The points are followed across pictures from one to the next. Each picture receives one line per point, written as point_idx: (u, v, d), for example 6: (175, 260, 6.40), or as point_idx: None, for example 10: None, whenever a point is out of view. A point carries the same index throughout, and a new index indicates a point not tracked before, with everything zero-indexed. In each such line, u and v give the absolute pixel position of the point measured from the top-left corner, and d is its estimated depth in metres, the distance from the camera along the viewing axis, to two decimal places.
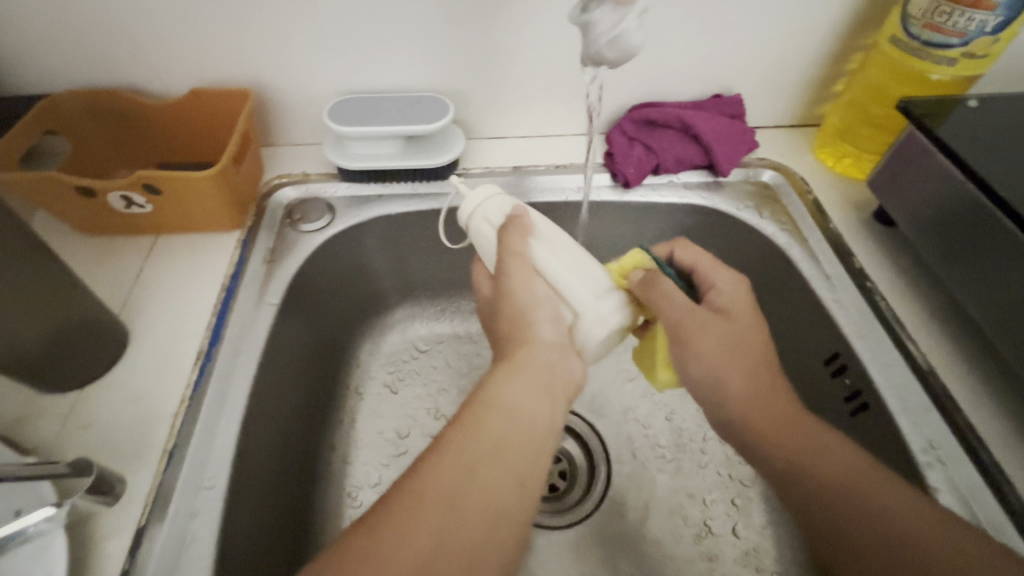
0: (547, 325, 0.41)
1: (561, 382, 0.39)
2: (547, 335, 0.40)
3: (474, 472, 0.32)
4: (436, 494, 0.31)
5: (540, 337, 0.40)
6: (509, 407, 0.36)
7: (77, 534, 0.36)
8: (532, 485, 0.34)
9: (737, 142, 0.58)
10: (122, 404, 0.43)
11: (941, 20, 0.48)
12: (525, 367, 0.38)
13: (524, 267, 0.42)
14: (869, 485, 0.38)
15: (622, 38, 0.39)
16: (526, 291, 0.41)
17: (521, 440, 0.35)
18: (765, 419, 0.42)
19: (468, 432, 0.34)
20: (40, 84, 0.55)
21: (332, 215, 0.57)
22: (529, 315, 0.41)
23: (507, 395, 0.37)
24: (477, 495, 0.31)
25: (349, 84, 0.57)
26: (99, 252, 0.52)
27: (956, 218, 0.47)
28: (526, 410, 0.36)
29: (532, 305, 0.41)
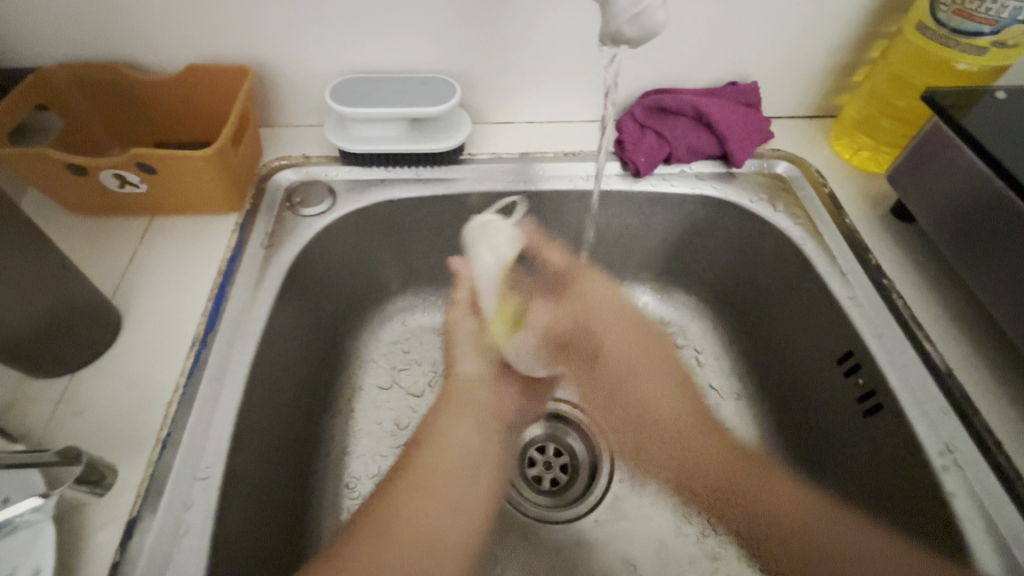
0: (469, 362, 0.60)
1: (501, 417, 0.58)
2: (463, 365, 0.60)
3: (417, 517, 0.48)
4: (420, 521, 0.48)
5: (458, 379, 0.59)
6: (443, 443, 0.54)
7: (68, 523, 0.35)
8: (478, 486, 0.53)
9: (752, 132, 0.57)
10: (114, 391, 0.41)
11: (974, 6, 0.46)
12: (460, 410, 0.57)
13: (468, 335, 0.61)
14: (813, 521, 0.51)
15: (645, 14, 0.37)
16: (461, 390, 0.58)
17: (451, 470, 0.52)
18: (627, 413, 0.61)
19: (414, 475, 0.51)
20: (31, 56, 0.53)
21: (333, 199, 0.55)
22: (458, 352, 0.61)
23: (444, 436, 0.55)
24: (402, 544, 0.46)
25: (353, 64, 0.55)
26: (92, 233, 0.50)
27: (981, 215, 0.45)
28: (465, 445, 0.55)
29: (455, 343, 0.61)
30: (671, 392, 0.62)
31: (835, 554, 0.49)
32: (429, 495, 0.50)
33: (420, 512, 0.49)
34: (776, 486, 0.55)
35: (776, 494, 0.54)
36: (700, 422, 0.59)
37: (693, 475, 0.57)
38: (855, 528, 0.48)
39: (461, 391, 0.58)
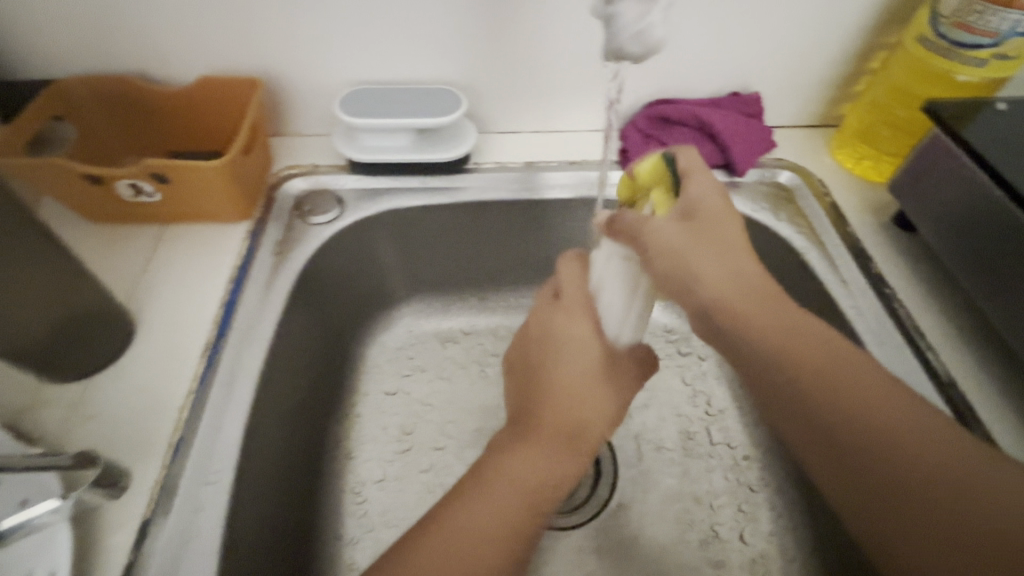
0: (567, 327, 0.47)
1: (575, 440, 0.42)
2: (567, 365, 0.45)
3: (476, 545, 0.36)
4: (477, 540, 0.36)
5: (549, 327, 0.48)
6: (512, 470, 0.40)
7: (82, 525, 0.36)
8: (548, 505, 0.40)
9: (755, 141, 0.57)
10: (127, 396, 0.42)
11: (972, 19, 0.46)
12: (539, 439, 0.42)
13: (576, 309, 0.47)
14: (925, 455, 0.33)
15: (648, 31, 0.37)
16: (570, 333, 0.46)
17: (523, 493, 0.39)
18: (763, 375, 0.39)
19: (489, 492, 0.39)
20: (50, 69, 0.54)
21: (342, 207, 0.56)
22: (551, 350, 0.46)
23: (510, 467, 0.40)
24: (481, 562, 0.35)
25: (362, 76, 0.56)
26: (107, 241, 0.51)
27: (982, 225, 0.45)
28: (539, 471, 0.40)
29: (561, 343, 0.46)
30: (675, 399, 0.62)
31: (949, 508, 0.32)
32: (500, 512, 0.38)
33: (464, 509, 0.38)
34: (892, 401, 0.36)
35: (907, 405, 0.36)
36: (800, 364, 0.38)
37: (789, 422, 0.38)
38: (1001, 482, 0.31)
39: (551, 399, 0.43)
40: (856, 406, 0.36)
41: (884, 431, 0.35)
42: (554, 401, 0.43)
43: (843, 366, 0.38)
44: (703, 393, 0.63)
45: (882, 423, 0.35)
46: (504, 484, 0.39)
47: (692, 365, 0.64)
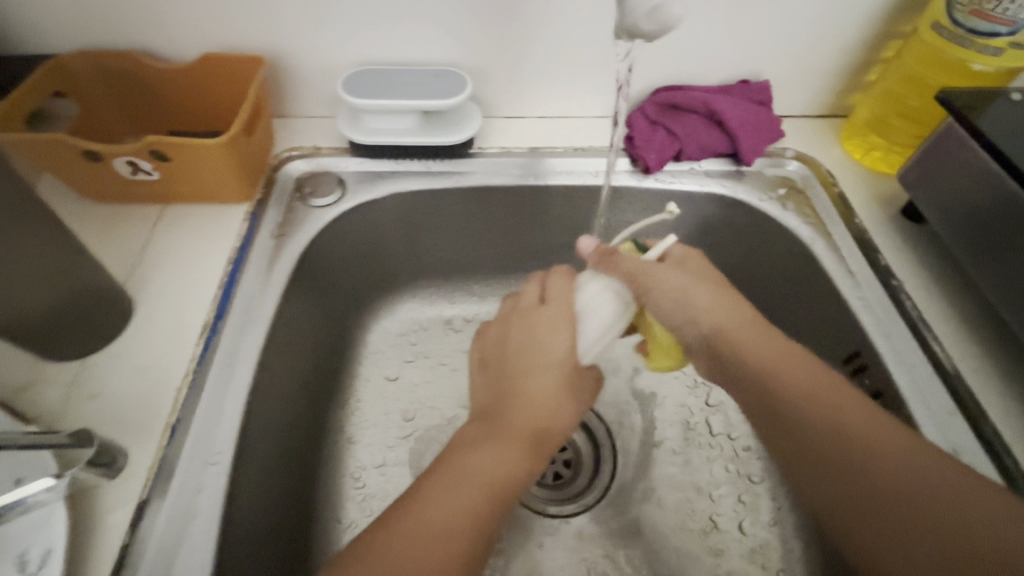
0: (546, 335, 0.41)
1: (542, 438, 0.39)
2: (537, 374, 0.40)
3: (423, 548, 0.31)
4: (415, 550, 0.31)
5: (539, 339, 0.42)
6: (462, 470, 0.36)
7: (80, 505, 0.36)
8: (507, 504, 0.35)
9: (764, 130, 0.56)
10: (126, 376, 0.42)
11: (990, 7, 0.46)
12: (490, 436, 0.38)
13: (563, 288, 0.44)
14: (863, 444, 0.35)
15: (663, 8, 0.36)
16: (541, 335, 0.42)
17: (476, 489, 0.35)
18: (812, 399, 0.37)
19: (445, 482, 0.35)
20: (48, 44, 0.53)
21: (344, 190, 0.56)
22: (530, 355, 0.41)
23: (465, 462, 0.36)
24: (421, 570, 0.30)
25: (366, 57, 0.55)
26: (105, 220, 0.50)
27: (995, 217, 0.45)
28: (486, 470, 0.36)
29: (529, 347, 0.42)
30: (677, 388, 0.62)
31: (888, 478, 0.33)
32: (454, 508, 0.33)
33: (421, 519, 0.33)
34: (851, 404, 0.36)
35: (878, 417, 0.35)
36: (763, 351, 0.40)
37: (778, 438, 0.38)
38: (912, 451, 0.34)
39: (516, 404, 0.39)
40: (823, 415, 0.36)
41: (901, 477, 0.33)
42: (524, 399, 0.40)
43: (865, 433, 0.35)
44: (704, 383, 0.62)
45: (833, 431, 0.36)
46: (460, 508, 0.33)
47: None
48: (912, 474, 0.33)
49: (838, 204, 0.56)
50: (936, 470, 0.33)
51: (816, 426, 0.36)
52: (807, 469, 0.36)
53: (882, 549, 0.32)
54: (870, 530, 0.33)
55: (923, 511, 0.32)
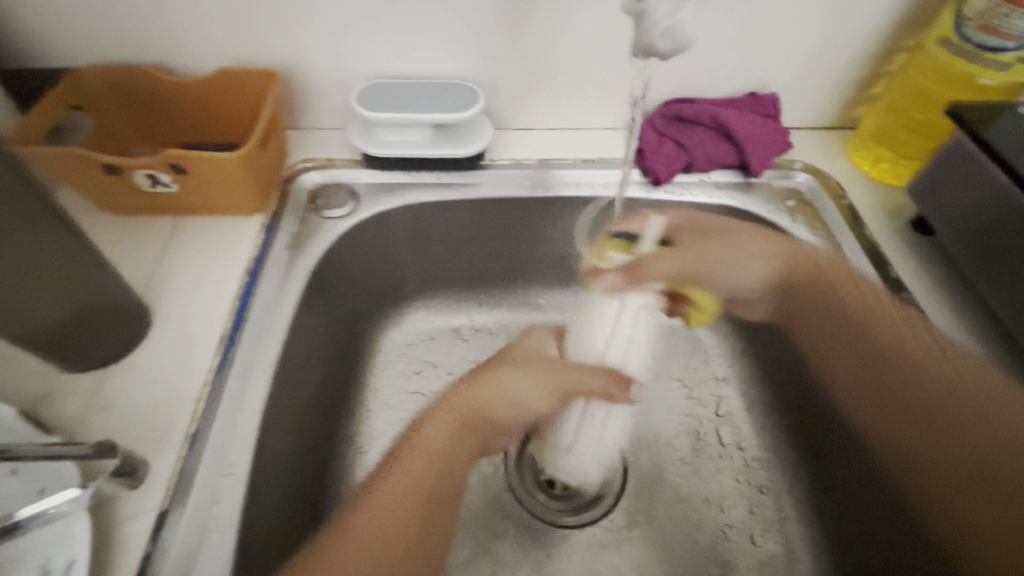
0: (498, 396, 0.49)
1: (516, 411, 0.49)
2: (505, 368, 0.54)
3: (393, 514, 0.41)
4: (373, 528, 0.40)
5: (470, 400, 0.48)
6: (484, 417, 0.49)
7: (98, 516, 0.36)
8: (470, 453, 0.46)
9: (772, 142, 0.57)
10: (143, 387, 0.42)
11: (998, 23, 0.46)
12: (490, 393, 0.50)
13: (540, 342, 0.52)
14: (935, 369, 0.44)
15: (678, 28, 0.37)
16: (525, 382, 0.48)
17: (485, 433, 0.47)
18: (861, 333, 0.49)
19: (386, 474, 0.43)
20: (68, 59, 0.54)
21: (356, 202, 0.56)
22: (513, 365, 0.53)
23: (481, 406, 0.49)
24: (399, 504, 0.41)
25: (380, 71, 0.56)
26: (123, 230, 0.51)
27: (1004, 230, 0.45)
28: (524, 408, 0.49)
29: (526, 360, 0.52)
30: (687, 397, 0.62)
31: (961, 417, 0.42)
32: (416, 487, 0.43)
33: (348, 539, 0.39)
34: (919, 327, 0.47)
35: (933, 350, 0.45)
36: (841, 308, 0.51)
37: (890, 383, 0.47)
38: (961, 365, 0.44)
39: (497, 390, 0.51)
40: (859, 343, 0.49)
41: (929, 387, 0.44)
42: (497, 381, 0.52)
43: (905, 352, 0.46)
44: (712, 394, 0.62)
45: (896, 348, 0.47)
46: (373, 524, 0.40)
47: (702, 366, 0.64)
48: (943, 378, 0.44)
49: (846, 215, 0.57)
50: (995, 396, 0.42)
51: (836, 337, 0.51)
52: (897, 419, 0.46)
53: (939, 454, 0.43)
54: (937, 446, 0.44)
55: (940, 404, 0.44)
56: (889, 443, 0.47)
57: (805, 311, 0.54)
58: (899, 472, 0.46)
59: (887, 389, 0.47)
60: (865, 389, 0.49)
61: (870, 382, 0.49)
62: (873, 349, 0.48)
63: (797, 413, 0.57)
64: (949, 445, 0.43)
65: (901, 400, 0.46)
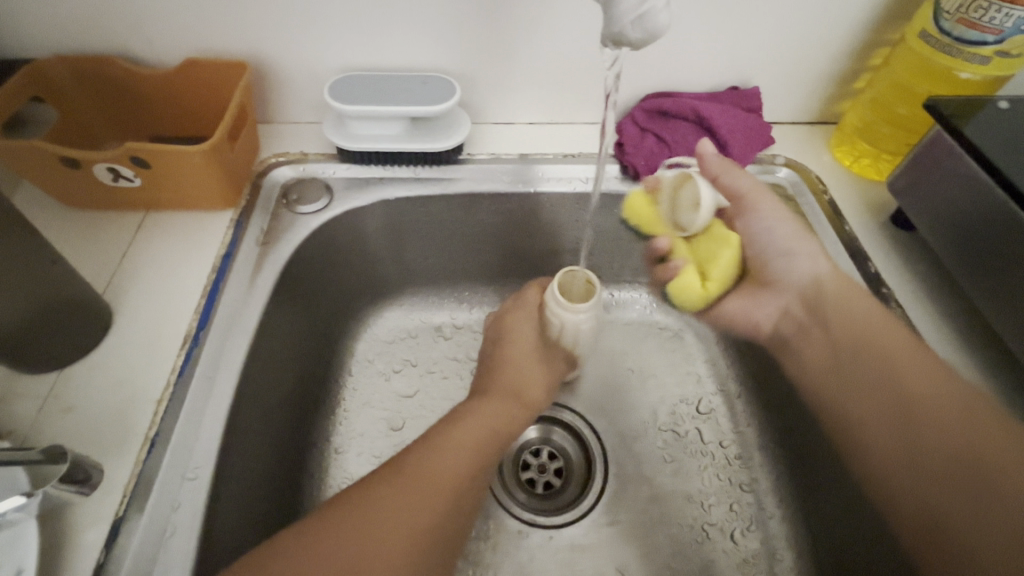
0: (518, 373, 0.52)
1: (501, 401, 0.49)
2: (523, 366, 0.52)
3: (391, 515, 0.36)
4: (378, 523, 0.36)
5: (518, 371, 0.52)
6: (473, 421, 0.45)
7: (50, 524, 0.34)
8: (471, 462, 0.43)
9: (754, 137, 0.56)
10: (103, 388, 0.41)
11: (977, 16, 0.46)
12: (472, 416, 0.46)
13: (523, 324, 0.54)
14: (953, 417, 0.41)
15: (649, 15, 0.36)
16: (489, 416, 0.47)
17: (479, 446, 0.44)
18: (873, 365, 0.46)
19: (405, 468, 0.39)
20: (27, 49, 0.52)
21: (331, 197, 0.55)
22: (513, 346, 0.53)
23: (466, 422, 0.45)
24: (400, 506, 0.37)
25: (353, 63, 0.54)
26: (86, 227, 0.50)
27: (984, 226, 0.45)
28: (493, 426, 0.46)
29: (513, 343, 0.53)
30: (670, 395, 0.62)
31: (975, 470, 0.39)
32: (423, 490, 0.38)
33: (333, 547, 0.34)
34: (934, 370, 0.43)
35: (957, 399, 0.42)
36: (865, 336, 0.47)
37: (906, 420, 0.43)
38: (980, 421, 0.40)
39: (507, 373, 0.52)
40: (877, 378, 0.46)
41: (958, 449, 0.40)
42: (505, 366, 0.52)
43: (928, 401, 0.42)
44: (695, 391, 0.62)
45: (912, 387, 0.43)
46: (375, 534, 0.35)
47: (685, 363, 0.64)
48: (962, 427, 0.41)
49: (828, 210, 0.56)
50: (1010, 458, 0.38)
51: (852, 366, 0.48)
52: (903, 459, 0.43)
53: (943, 506, 0.40)
54: (957, 512, 0.39)
55: (955, 454, 0.40)
56: (922, 508, 0.41)
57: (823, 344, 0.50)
58: (907, 524, 0.42)
59: (902, 424, 0.44)
60: (876, 421, 0.45)
61: (893, 428, 0.44)
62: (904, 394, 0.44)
63: (778, 413, 0.56)
64: (974, 506, 0.38)
65: (924, 455, 0.42)
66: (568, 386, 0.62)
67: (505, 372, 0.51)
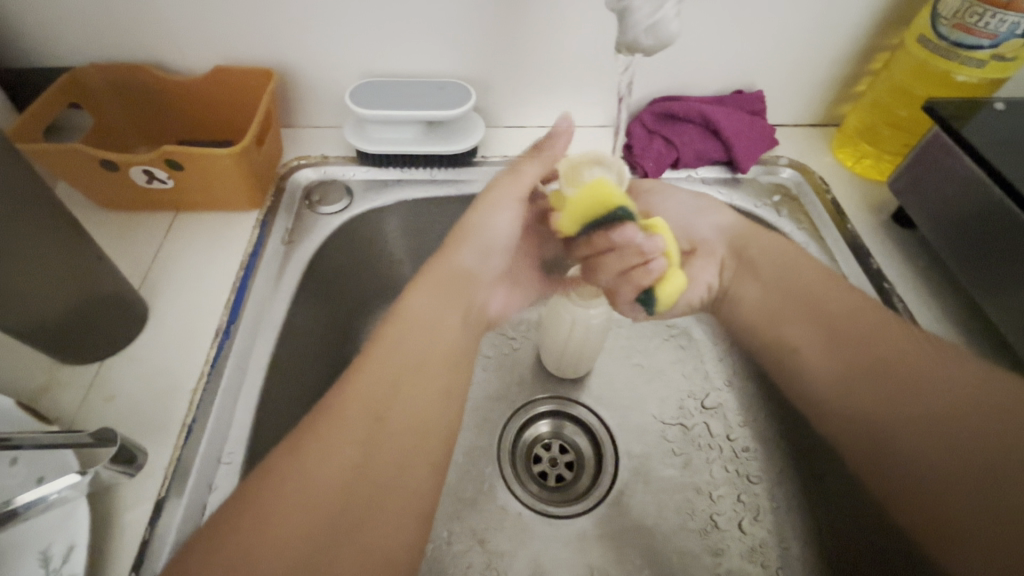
0: (471, 256, 0.48)
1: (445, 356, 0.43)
2: (471, 262, 0.48)
3: (323, 464, 0.34)
4: (314, 476, 0.34)
5: (461, 269, 0.47)
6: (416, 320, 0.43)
7: (97, 504, 0.37)
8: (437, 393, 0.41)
9: (758, 139, 0.58)
10: (141, 379, 0.43)
11: (973, 21, 0.48)
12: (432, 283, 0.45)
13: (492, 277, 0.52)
14: (907, 355, 0.44)
15: (660, 25, 0.38)
16: (424, 312, 0.44)
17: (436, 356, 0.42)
18: (826, 314, 0.49)
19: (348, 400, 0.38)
20: (64, 59, 0.55)
21: (351, 198, 0.57)
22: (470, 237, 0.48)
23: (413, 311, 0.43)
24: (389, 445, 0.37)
25: (373, 70, 0.57)
26: (120, 227, 0.52)
27: (982, 223, 0.46)
28: (441, 322, 0.44)
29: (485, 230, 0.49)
30: (678, 389, 0.63)
31: (925, 389, 0.43)
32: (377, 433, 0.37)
33: (329, 441, 0.35)
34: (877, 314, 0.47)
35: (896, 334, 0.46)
36: (809, 287, 0.50)
37: (859, 360, 0.46)
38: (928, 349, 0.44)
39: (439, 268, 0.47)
40: (826, 323, 0.49)
41: (921, 382, 0.43)
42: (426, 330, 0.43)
43: (883, 338, 0.46)
44: (702, 386, 0.63)
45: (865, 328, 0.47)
46: (366, 419, 0.37)
47: (692, 358, 0.65)
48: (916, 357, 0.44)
49: (831, 210, 0.58)
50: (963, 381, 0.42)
51: (796, 318, 0.50)
52: (865, 398, 0.45)
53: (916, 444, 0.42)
54: (927, 442, 0.41)
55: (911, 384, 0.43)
56: (863, 433, 0.45)
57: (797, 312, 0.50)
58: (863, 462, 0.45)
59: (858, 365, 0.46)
60: (831, 363, 0.47)
61: (849, 378, 0.46)
62: (866, 351, 0.46)
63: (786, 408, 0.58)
64: (937, 436, 0.41)
65: (868, 386, 0.45)
66: (579, 382, 0.64)
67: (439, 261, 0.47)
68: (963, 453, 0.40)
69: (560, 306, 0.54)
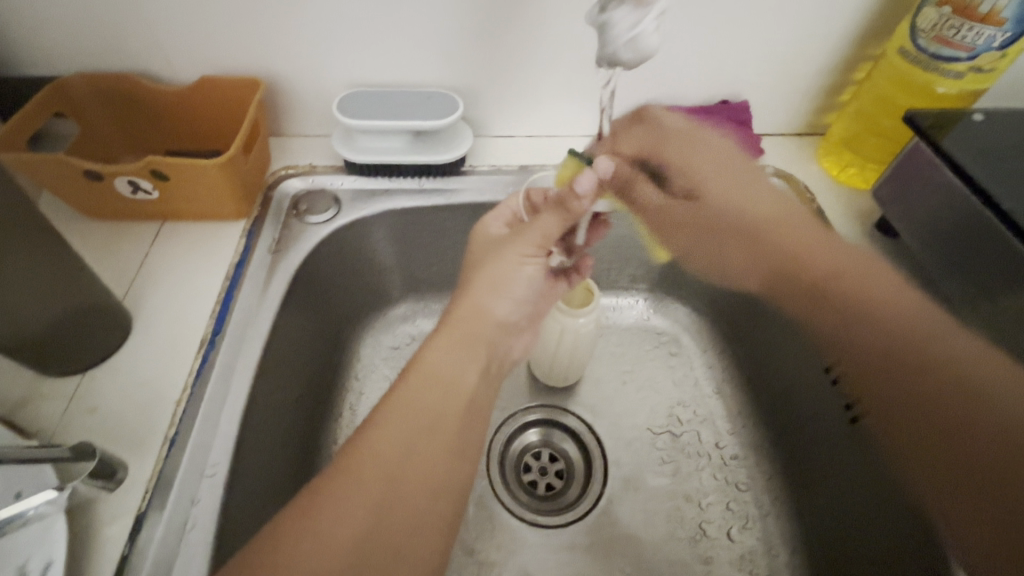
0: (500, 304, 0.47)
1: (454, 421, 0.40)
2: (499, 311, 0.47)
3: (348, 511, 0.34)
4: (342, 516, 0.34)
5: (490, 314, 0.47)
6: (436, 376, 0.41)
7: (77, 519, 0.36)
8: (455, 440, 0.40)
9: (744, 149, 0.59)
10: (124, 391, 0.43)
11: (950, 34, 0.48)
12: (457, 336, 0.44)
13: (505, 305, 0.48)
14: (928, 336, 0.42)
15: (641, 38, 0.39)
16: (441, 363, 0.42)
17: (454, 409, 0.41)
18: (828, 281, 0.49)
19: (378, 436, 0.37)
20: (50, 69, 0.55)
21: (339, 207, 0.57)
22: (500, 288, 0.47)
23: (433, 364, 0.42)
24: (405, 491, 0.36)
25: (361, 80, 0.57)
26: (104, 237, 0.52)
27: (964, 233, 0.47)
28: (461, 376, 0.42)
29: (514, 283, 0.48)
30: (668, 396, 0.63)
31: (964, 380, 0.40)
32: (396, 478, 0.36)
33: (342, 499, 0.34)
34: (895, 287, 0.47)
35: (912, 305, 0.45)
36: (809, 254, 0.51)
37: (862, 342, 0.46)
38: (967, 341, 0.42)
39: (465, 310, 0.46)
40: (829, 283, 0.49)
41: (972, 375, 0.40)
42: (440, 376, 0.41)
43: (912, 318, 0.44)
44: (691, 394, 0.64)
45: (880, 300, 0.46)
46: (380, 481, 0.36)
47: (682, 366, 0.66)
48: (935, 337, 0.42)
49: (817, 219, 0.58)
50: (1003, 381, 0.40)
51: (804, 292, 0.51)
52: (888, 384, 0.44)
53: (936, 441, 0.41)
54: (913, 420, 0.42)
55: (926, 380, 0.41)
56: (887, 418, 0.45)
57: (737, 244, 0.57)
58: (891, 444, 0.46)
59: (873, 344, 0.45)
60: (852, 347, 0.47)
61: (858, 333, 0.46)
62: (843, 306, 0.48)
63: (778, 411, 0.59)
64: (935, 424, 0.41)
65: (892, 371, 0.43)
66: (568, 390, 0.64)
67: (462, 309, 0.46)
68: (971, 444, 0.39)
69: (549, 317, 0.55)
